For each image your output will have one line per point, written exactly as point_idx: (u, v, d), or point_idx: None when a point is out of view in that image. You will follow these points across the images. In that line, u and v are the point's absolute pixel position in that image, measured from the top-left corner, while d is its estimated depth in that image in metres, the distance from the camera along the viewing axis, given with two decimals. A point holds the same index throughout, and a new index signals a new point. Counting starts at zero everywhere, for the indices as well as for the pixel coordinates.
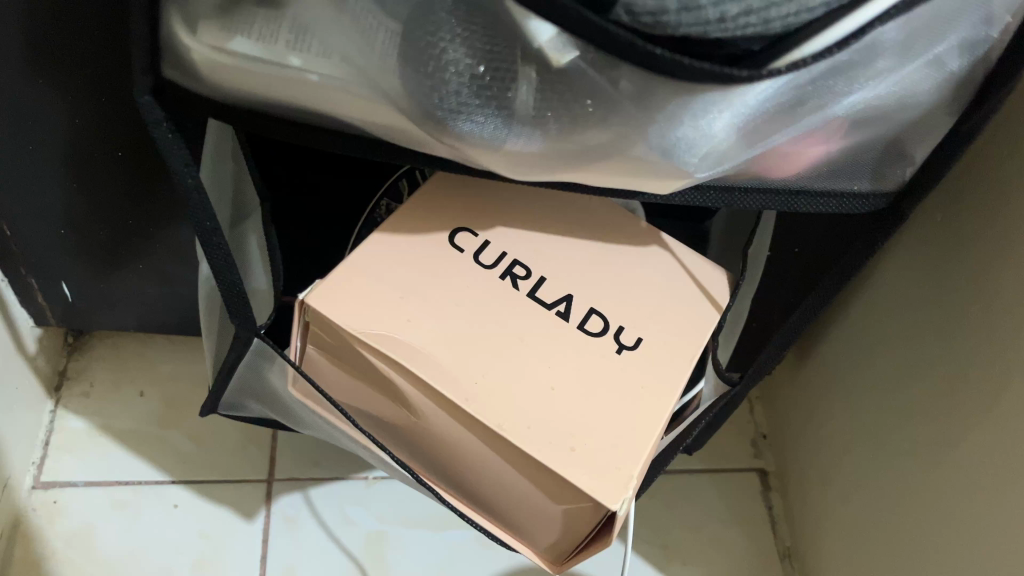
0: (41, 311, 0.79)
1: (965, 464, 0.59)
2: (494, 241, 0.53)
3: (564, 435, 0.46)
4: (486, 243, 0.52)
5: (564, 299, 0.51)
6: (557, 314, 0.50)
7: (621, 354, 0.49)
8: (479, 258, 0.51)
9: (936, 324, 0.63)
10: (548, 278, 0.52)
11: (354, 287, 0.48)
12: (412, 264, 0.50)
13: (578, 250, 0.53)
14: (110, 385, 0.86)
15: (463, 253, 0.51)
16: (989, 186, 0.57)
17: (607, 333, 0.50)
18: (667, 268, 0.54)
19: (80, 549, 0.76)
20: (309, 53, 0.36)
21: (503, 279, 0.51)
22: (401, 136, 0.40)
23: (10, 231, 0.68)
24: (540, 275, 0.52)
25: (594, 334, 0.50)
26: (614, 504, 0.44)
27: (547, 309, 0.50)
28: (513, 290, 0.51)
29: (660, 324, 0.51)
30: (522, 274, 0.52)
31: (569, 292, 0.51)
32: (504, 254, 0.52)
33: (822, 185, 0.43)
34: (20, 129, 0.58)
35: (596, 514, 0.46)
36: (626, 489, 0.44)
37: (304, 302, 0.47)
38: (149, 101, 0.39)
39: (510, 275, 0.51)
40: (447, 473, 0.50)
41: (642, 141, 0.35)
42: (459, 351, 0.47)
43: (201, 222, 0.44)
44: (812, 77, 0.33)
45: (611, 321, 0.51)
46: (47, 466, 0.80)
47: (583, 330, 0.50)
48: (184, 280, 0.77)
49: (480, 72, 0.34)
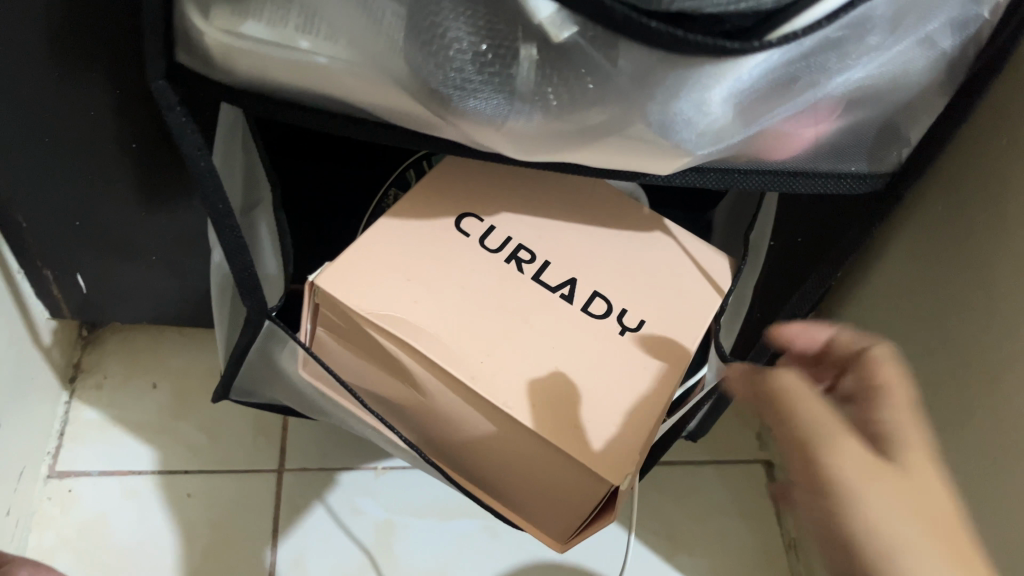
0: (57, 304, 0.80)
1: (965, 448, 0.60)
2: (499, 226, 0.54)
3: (567, 413, 0.47)
4: (491, 228, 0.54)
5: (568, 282, 0.52)
6: (561, 297, 0.51)
7: (624, 336, 0.50)
8: (485, 243, 0.53)
9: (938, 311, 0.63)
10: (553, 263, 0.53)
11: (363, 269, 0.49)
12: (419, 247, 0.51)
13: (582, 235, 0.54)
14: (124, 377, 0.87)
15: (469, 237, 0.53)
16: (988, 173, 0.58)
17: (610, 316, 0.51)
18: (669, 253, 0.55)
19: (94, 538, 0.77)
20: (318, 37, 0.37)
21: (508, 263, 0.52)
22: (406, 117, 0.41)
23: (27, 223, 0.69)
24: (545, 259, 0.53)
25: (599, 317, 0.51)
26: (619, 482, 0.45)
27: (553, 293, 0.51)
28: (518, 273, 0.52)
29: (664, 307, 0.52)
30: (527, 258, 0.53)
31: (574, 276, 0.52)
32: (509, 239, 0.53)
33: (819, 166, 0.44)
34: (38, 121, 0.59)
35: (599, 492, 0.46)
36: (629, 466, 0.46)
37: (315, 284, 0.49)
38: (163, 85, 0.40)
39: (515, 259, 0.52)
40: (453, 454, 0.51)
41: (641, 118, 0.36)
42: (466, 332, 0.48)
43: (214, 206, 0.45)
44: (804, 52, 0.34)
45: (614, 304, 0.52)
46: (63, 456, 0.81)
47: (586, 312, 0.51)
48: (196, 272, 0.78)
49: (483, 50, 0.35)
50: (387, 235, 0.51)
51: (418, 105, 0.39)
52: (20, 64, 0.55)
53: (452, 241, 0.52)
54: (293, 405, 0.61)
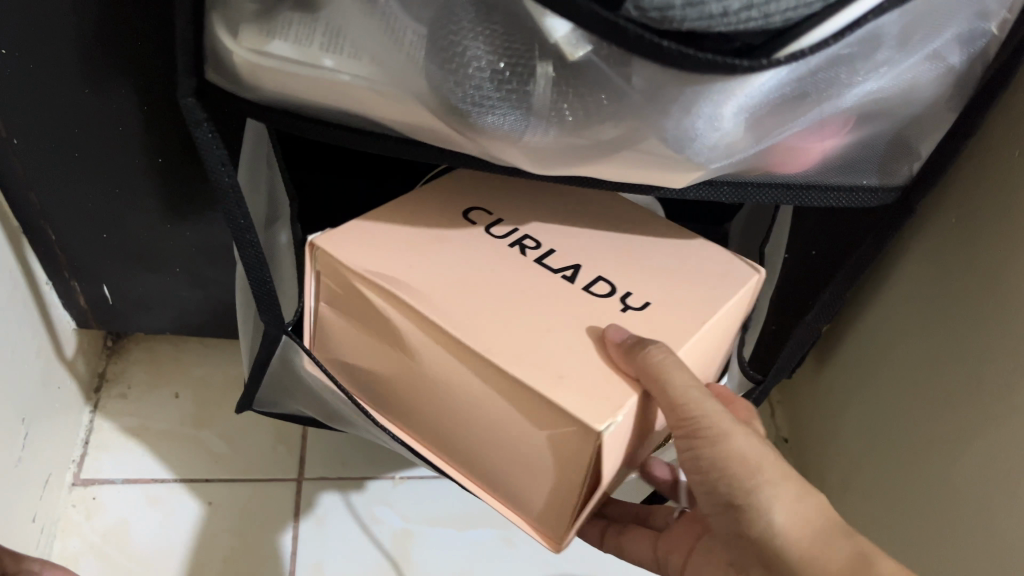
0: (83, 314, 0.82)
1: (978, 460, 0.59)
2: (508, 220, 0.54)
3: (555, 366, 0.44)
4: (499, 221, 0.54)
5: (571, 266, 0.51)
6: (563, 277, 0.50)
7: (626, 312, 0.49)
8: (490, 231, 0.53)
9: (952, 322, 0.63)
10: (557, 250, 0.52)
11: (367, 244, 0.50)
12: (434, 237, 0.52)
13: (596, 233, 0.54)
14: (146, 387, 0.89)
15: (475, 225, 0.53)
16: (995, 187, 0.59)
17: (612, 295, 0.50)
18: (687, 246, 0.54)
19: (115, 544, 0.77)
20: (342, 55, 0.39)
21: (510, 247, 0.52)
22: (427, 133, 0.42)
23: (56, 235, 0.72)
24: (550, 247, 0.53)
25: (601, 295, 0.49)
26: (599, 424, 0.41)
27: (553, 273, 0.50)
28: (520, 256, 0.51)
29: (679, 288, 0.50)
30: (531, 245, 0.53)
31: (577, 262, 0.52)
32: (516, 230, 0.54)
33: (831, 179, 0.45)
34: (68, 137, 0.62)
35: (582, 449, 0.42)
36: (615, 412, 0.41)
37: (313, 245, 0.50)
38: (191, 102, 0.42)
39: (519, 245, 0.52)
40: None
41: (654, 133, 0.37)
42: (471, 301, 0.47)
43: (235, 219, 0.46)
44: (813, 68, 0.35)
45: (618, 286, 0.50)
46: (87, 464, 0.83)
47: (588, 291, 0.50)
48: (218, 283, 0.80)
49: (501, 68, 0.36)
50: (409, 231, 0.52)
51: (438, 121, 0.40)
52: (52, 80, 0.57)
53: (468, 239, 0.52)
54: (316, 414, 0.62)
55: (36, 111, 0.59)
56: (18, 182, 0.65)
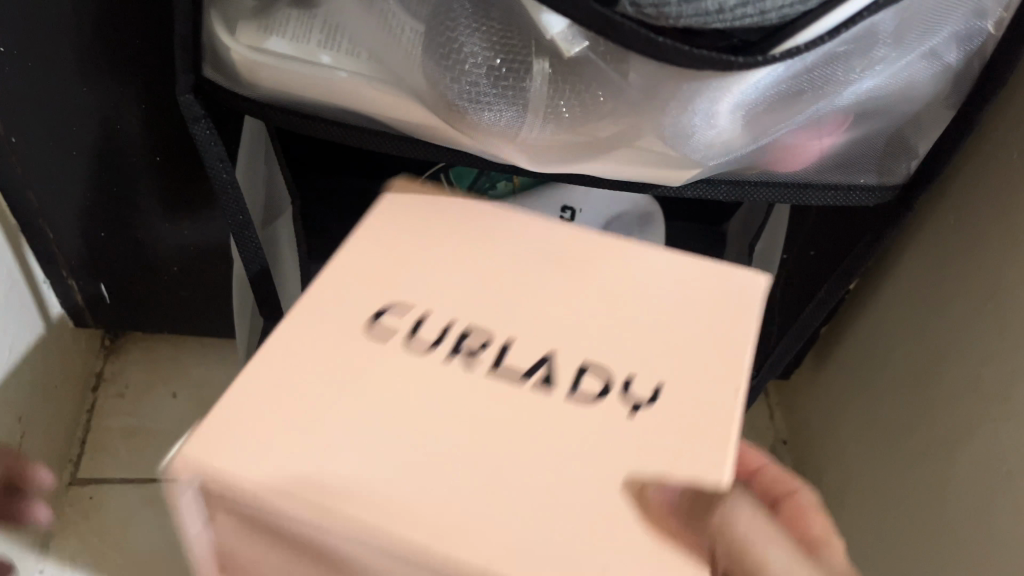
0: (81, 312, 0.82)
1: (976, 461, 0.59)
2: (435, 312, 0.36)
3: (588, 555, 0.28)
4: (420, 319, 0.35)
5: (543, 362, 0.34)
6: (537, 387, 0.33)
7: (637, 415, 0.33)
8: (414, 341, 0.34)
9: (952, 323, 0.63)
10: (515, 339, 0.35)
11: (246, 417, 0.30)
12: (332, 325, 0.34)
13: (580, 307, 0.36)
14: (144, 386, 0.89)
15: (385, 338, 0.34)
16: (994, 188, 0.59)
17: (610, 395, 0.33)
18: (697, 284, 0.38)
19: (112, 544, 0.77)
20: (339, 52, 0.40)
21: (450, 359, 0.34)
22: (424, 131, 0.42)
23: (53, 233, 0.71)
24: (506, 338, 0.35)
25: (595, 398, 0.33)
26: None
27: (523, 382, 0.33)
28: (467, 368, 0.34)
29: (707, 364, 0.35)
30: (477, 343, 0.35)
31: (549, 351, 0.35)
32: (448, 323, 0.35)
33: (827, 177, 0.45)
34: (65, 134, 0.61)
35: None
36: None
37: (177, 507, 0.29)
38: (189, 98, 0.42)
39: (460, 350, 0.34)
40: None
41: (651, 130, 0.37)
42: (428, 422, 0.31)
43: (233, 215, 0.46)
44: (809, 65, 0.35)
45: (615, 376, 0.34)
46: (84, 463, 0.83)
47: (577, 397, 0.33)
48: (216, 282, 0.80)
49: (497, 64, 0.36)
50: (272, 379, 0.32)
51: (435, 117, 0.40)
52: (50, 78, 0.57)
53: (377, 344, 0.34)
54: None
55: (34, 109, 0.59)
56: (15, 181, 0.65)
